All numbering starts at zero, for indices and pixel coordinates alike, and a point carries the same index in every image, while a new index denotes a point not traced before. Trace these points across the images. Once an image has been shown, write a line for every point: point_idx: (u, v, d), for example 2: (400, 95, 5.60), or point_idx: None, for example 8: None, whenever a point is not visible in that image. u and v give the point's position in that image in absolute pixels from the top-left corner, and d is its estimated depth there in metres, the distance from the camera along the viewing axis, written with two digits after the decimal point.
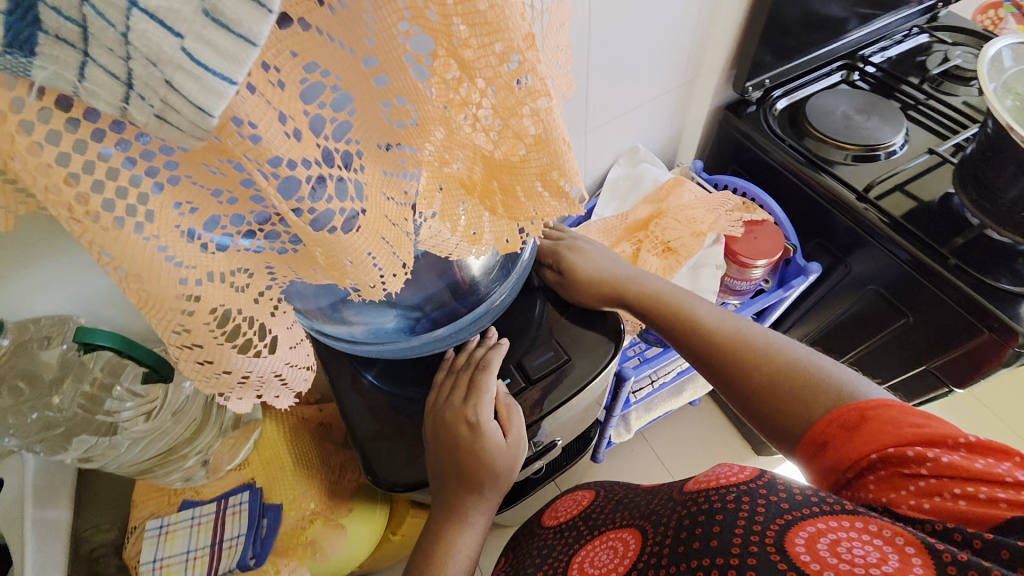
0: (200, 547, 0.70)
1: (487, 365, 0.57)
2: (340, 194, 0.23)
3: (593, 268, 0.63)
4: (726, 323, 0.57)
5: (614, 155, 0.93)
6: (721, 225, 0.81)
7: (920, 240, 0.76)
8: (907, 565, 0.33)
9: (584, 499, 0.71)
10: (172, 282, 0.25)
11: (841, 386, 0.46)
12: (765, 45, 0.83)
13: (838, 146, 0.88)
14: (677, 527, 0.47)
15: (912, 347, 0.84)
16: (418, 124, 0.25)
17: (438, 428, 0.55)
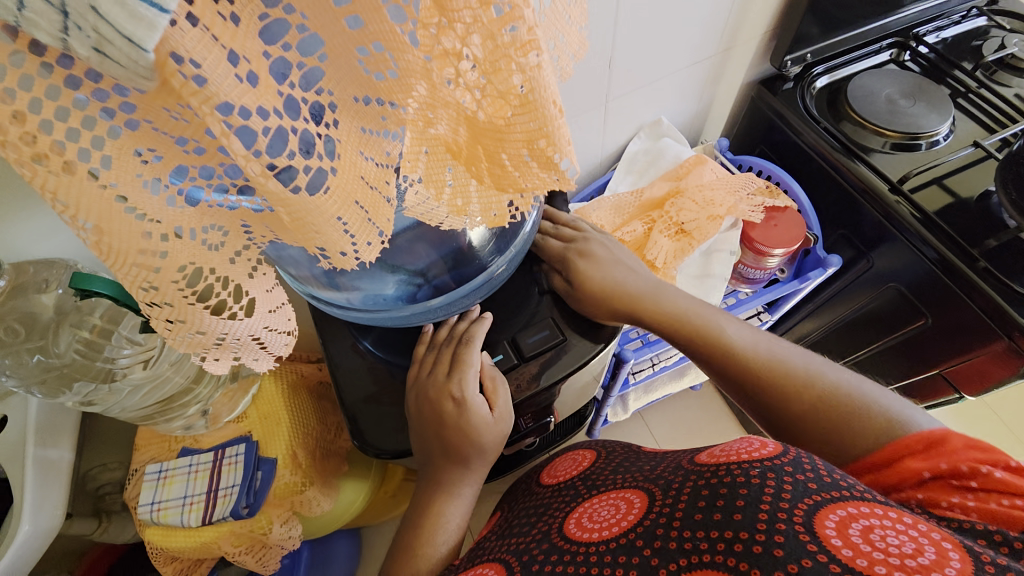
0: (196, 493, 0.72)
1: (470, 339, 0.56)
2: (305, 150, 0.21)
3: (606, 279, 0.59)
4: (760, 346, 0.56)
5: (635, 127, 0.88)
6: (740, 210, 0.76)
7: (951, 237, 0.71)
8: (944, 559, 0.32)
9: (585, 461, 0.69)
10: (137, 235, 0.24)
11: (886, 414, 0.47)
12: (810, 16, 0.77)
13: (877, 131, 0.82)
14: (692, 494, 0.44)
15: (927, 349, 0.81)
16: (399, 75, 0.22)
17: (422, 403, 0.54)
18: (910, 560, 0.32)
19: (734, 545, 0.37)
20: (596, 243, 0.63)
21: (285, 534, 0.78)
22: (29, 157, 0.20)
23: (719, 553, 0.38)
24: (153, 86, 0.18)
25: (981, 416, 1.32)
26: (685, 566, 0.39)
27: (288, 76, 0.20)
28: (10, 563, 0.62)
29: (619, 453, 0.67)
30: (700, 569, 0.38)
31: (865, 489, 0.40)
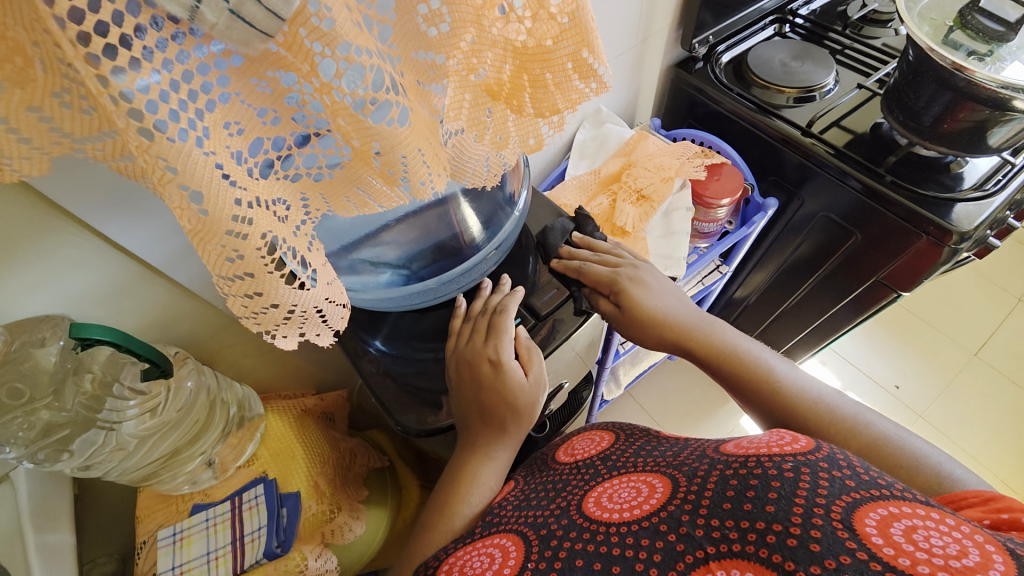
0: (220, 546, 0.69)
1: (504, 309, 0.61)
2: (393, 88, 0.26)
3: (650, 304, 0.66)
4: (809, 387, 0.56)
5: (578, 118, 0.97)
6: (686, 170, 0.85)
7: (859, 163, 0.84)
8: (989, 561, 0.31)
9: (604, 439, 0.63)
10: (227, 204, 0.26)
11: (938, 468, 0.45)
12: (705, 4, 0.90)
13: (779, 90, 0.96)
14: (720, 482, 0.44)
15: (861, 264, 0.93)
16: (450, 28, 0.28)
17: (462, 367, 0.60)
18: (955, 562, 0.31)
19: (767, 536, 0.37)
20: (650, 278, 0.68)
21: (322, 569, 0.74)
22: (146, 129, 0.22)
23: (751, 544, 0.38)
24: (265, 48, 0.23)
25: (918, 328, 1.50)
26: (714, 552, 0.39)
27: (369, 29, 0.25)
28: None
29: (640, 434, 0.62)
30: (732, 558, 0.38)
31: (905, 488, 0.38)
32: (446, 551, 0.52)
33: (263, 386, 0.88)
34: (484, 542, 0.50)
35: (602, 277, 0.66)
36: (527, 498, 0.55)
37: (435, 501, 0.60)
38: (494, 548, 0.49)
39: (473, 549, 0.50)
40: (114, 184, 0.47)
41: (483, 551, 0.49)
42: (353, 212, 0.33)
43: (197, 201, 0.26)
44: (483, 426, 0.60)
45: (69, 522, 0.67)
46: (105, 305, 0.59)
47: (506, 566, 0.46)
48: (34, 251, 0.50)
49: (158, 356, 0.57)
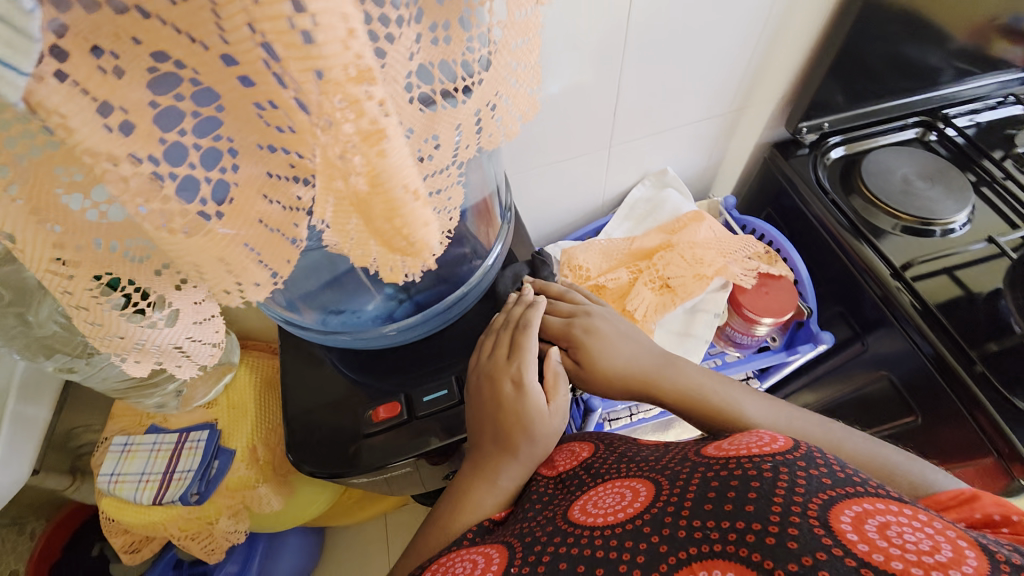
0: (154, 471, 0.74)
1: (527, 326, 0.55)
2: (187, 194, 0.22)
3: (611, 359, 0.55)
4: (775, 415, 0.50)
5: (639, 174, 0.89)
6: (730, 272, 0.74)
7: (948, 334, 0.68)
8: (962, 557, 0.30)
9: (583, 451, 0.55)
10: (49, 243, 0.25)
11: (912, 477, 0.44)
12: (834, 75, 0.76)
13: (888, 212, 0.79)
14: (700, 483, 0.41)
15: (912, 448, 0.76)
16: (297, 131, 0.22)
17: (482, 386, 0.52)
18: (928, 557, 0.30)
19: (746, 536, 0.35)
20: (605, 319, 0.59)
21: (231, 528, 0.78)
22: None
23: (730, 542, 0.36)
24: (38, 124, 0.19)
25: None
26: (695, 553, 0.37)
27: (179, 124, 0.20)
28: None
29: (616, 442, 0.55)
30: (711, 558, 0.36)
31: (881, 485, 0.37)
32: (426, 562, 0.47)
33: (250, 336, 0.92)
34: (469, 549, 0.45)
35: (554, 329, 0.58)
36: (517, 514, 0.49)
37: (427, 528, 0.51)
38: (479, 556, 0.44)
39: (455, 558, 0.44)
40: None
41: (466, 557, 0.44)
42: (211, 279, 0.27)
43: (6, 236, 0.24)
44: (497, 452, 0.52)
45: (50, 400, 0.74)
46: None
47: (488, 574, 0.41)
48: None
49: None
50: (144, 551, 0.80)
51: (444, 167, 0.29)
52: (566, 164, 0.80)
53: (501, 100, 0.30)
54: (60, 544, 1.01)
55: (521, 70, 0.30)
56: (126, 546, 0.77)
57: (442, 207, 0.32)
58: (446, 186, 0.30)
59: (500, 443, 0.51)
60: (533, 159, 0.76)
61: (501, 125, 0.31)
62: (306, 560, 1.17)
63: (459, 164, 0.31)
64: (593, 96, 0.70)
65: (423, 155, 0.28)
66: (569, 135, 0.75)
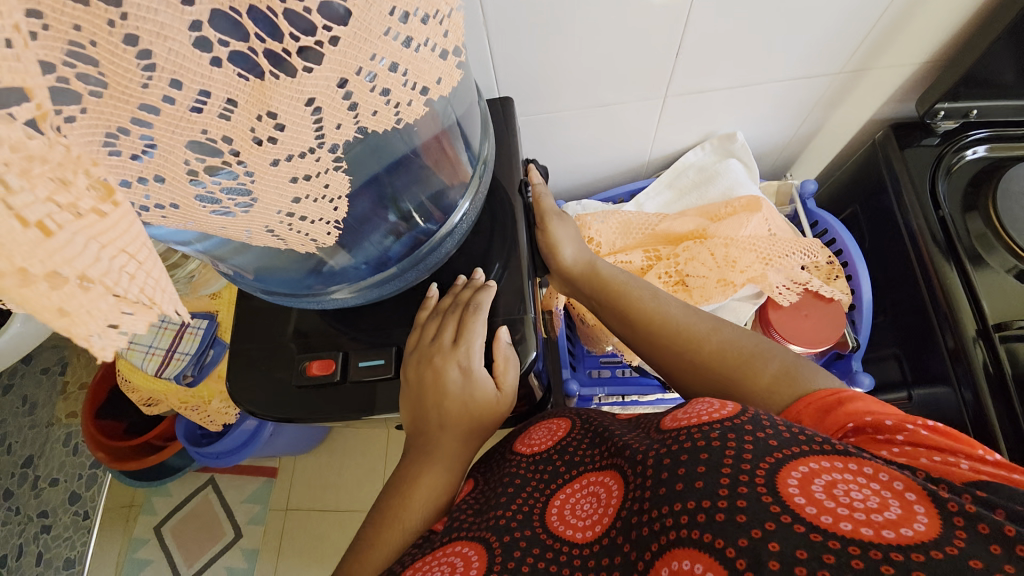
0: (159, 346, 0.79)
1: (478, 309, 0.49)
2: None
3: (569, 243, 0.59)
4: (687, 310, 0.52)
5: (702, 135, 0.73)
6: (767, 282, 0.61)
7: (1014, 416, 0.54)
8: (912, 513, 0.26)
9: (561, 428, 0.49)
10: None
11: (782, 368, 0.44)
12: (1015, 44, 0.53)
13: (1013, 250, 0.60)
14: (654, 458, 0.36)
15: None
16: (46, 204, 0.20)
17: (422, 368, 0.49)
18: (878, 516, 0.27)
19: (697, 515, 0.30)
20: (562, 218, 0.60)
21: (223, 409, 0.86)
22: None
23: (682, 524, 0.31)
24: None
25: None
26: (657, 549, 0.31)
27: None
28: None
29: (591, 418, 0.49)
30: (670, 550, 0.31)
31: (826, 438, 0.33)
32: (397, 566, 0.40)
33: None
34: (443, 550, 0.39)
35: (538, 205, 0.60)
36: (485, 499, 0.44)
37: (377, 516, 0.48)
38: (455, 558, 0.38)
39: (430, 563, 0.39)
40: None
41: (441, 562, 0.38)
42: None
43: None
44: (445, 435, 0.49)
45: None
46: None
47: None
48: None
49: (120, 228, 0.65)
50: (159, 407, 0.90)
51: (274, 153, 0.22)
52: (610, 110, 0.66)
53: (381, 66, 0.21)
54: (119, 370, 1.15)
55: (417, 23, 0.21)
56: (143, 399, 0.87)
57: (305, 195, 0.25)
58: (299, 172, 0.23)
59: (447, 428, 0.49)
60: (566, 97, 0.64)
61: (393, 104, 0.22)
62: (310, 436, 1.31)
63: (332, 147, 0.23)
64: (653, 31, 0.54)
65: (218, 140, 0.20)
66: (614, 77, 0.61)
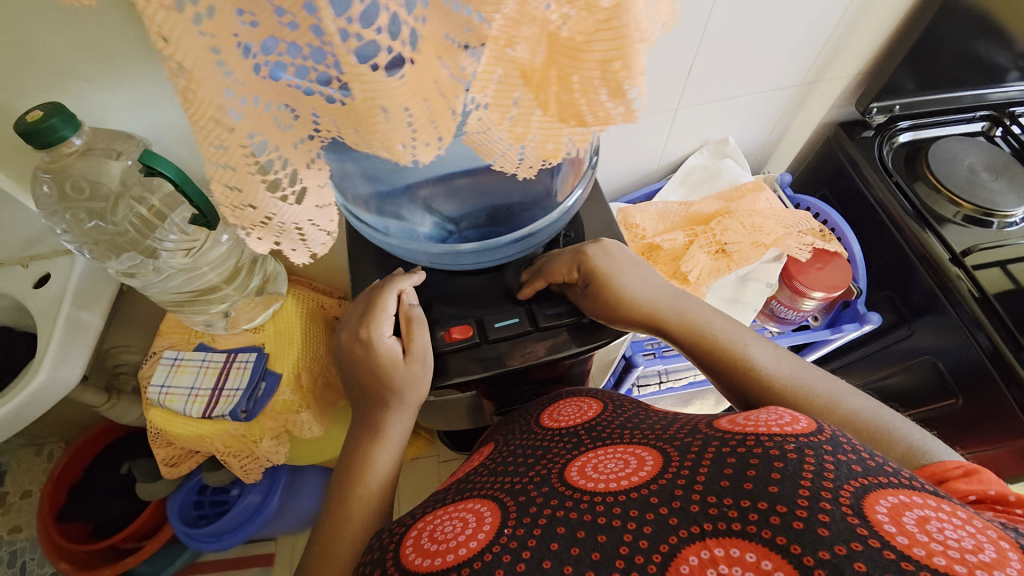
0: (203, 387, 0.76)
1: (385, 285, 0.56)
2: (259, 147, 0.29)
3: (630, 285, 0.57)
4: (780, 362, 0.53)
5: (699, 141, 0.88)
6: (787, 244, 0.73)
7: (1003, 323, 0.67)
8: (1006, 559, 0.28)
9: (590, 413, 0.57)
10: (209, 107, 0.26)
11: (911, 441, 0.44)
12: (915, 54, 0.74)
13: (952, 200, 0.79)
14: (714, 458, 0.38)
15: (950, 432, 0.78)
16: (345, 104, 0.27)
17: (342, 344, 0.56)
18: (972, 557, 0.28)
19: (770, 517, 0.32)
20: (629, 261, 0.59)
21: (272, 450, 0.81)
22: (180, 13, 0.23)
23: (750, 522, 0.33)
24: None
25: None
26: (709, 530, 0.33)
27: None
28: (21, 403, 0.69)
29: (628, 408, 0.56)
30: (729, 536, 0.33)
31: (913, 477, 0.34)
32: (412, 518, 0.46)
33: (299, 270, 0.93)
34: (456, 508, 0.46)
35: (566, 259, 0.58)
36: (503, 464, 0.51)
37: (334, 491, 0.54)
38: (468, 514, 0.43)
39: (442, 515, 0.45)
40: None
41: (455, 516, 0.44)
42: (262, 226, 0.33)
43: (184, 79, 0.24)
44: (370, 403, 0.56)
45: (104, 308, 0.79)
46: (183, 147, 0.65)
47: (476, 532, 0.40)
48: (146, 75, 0.56)
49: (205, 205, 0.63)
50: (182, 465, 0.85)
51: None
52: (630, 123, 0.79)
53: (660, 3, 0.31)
54: (82, 464, 1.14)
55: None
56: (168, 458, 0.83)
57: None
58: None
59: (367, 395, 0.55)
60: None
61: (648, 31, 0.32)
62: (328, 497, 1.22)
63: None
64: (673, 57, 0.69)
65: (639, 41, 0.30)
66: None
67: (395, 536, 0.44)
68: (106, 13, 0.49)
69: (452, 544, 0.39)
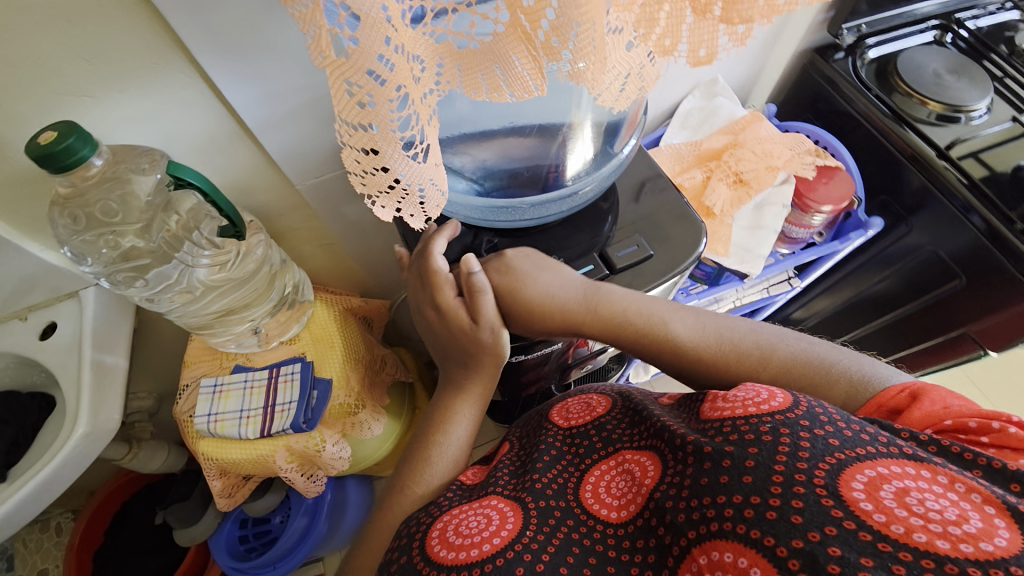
0: (253, 407, 0.74)
1: (429, 246, 0.55)
2: (404, 101, 0.30)
3: (542, 291, 0.54)
4: (707, 330, 0.52)
5: (690, 85, 0.87)
6: (795, 164, 0.80)
7: (992, 201, 0.75)
8: (992, 527, 0.27)
9: (600, 405, 0.53)
10: (369, 55, 0.27)
11: (850, 372, 0.45)
12: None
13: (922, 101, 0.85)
14: (696, 451, 0.38)
15: (957, 312, 0.85)
16: (479, 48, 0.31)
17: (420, 309, 0.59)
18: (954, 529, 0.28)
19: (744, 510, 0.33)
20: (531, 261, 0.56)
21: (335, 456, 0.80)
22: None
23: (727, 518, 0.33)
24: None
25: None
26: (698, 537, 0.34)
27: None
28: (63, 461, 0.63)
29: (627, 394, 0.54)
30: (712, 539, 0.33)
31: (892, 440, 0.34)
32: (439, 509, 0.46)
33: (317, 277, 0.90)
34: (479, 503, 0.45)
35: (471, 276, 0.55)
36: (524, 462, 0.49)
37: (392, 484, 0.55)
38: (491, 510, 0.43)
39: (467, 510, 0.44)
40: (235, 26, 0.46)
41: (479, 512, 0.44)
42: (382, 188, 0.33)
43: (352, 31, 0.27)
44: (458, 369, 0.58)
45: (124, 349, 0.74)
46: (197, 157, 0.61)
47: (496, 535, 0.41)
48: (156, 82, 0.51)
49: (236, 215, 0.59)
50: (238, 495, 0.83)
51: None
52: None
53: None
54: (100, 529, 1.05)
55: None
56: (224, 490, 0.80)
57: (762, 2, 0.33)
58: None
59: (449, 361, 0.59)
60: None
61: None
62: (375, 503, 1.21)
63: None
64: None
65: None
66: None
67: (422, 526, 0.45)
68: (113, 14, 0.45)
69: (478, 538, 0.40)
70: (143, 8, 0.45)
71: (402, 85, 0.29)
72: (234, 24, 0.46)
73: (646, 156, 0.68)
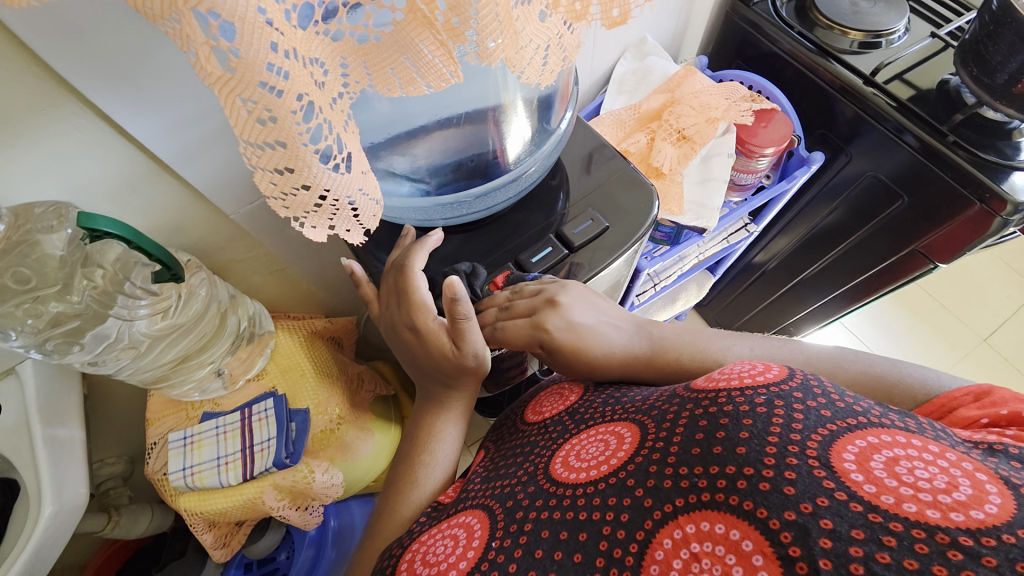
0: (230, 452, 0.70)
1: (406, 262, 0.53)
2: (309, 110, 0.28)
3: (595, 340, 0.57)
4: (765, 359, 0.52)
5: (621, 48, 0.88)
6: (733, 113, 0.80)
7: (923, 119, 0.78)
8: (983, 494, 0.27)
9: (571, 394, 0.57)
10: (258, 66, 0.25)
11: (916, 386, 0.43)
12: None
13: (843, 32, 0.86)
14: (688, 423, 0.39)
15: (903, 230, 0.88)
16: (381, 40, 0.29)
17: (392, 329, 0.57)
18: (946, 498, 0.27)
19: (737, 482, 0.33)
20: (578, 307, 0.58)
21: (326, 484, 0.77)
22: None
23: (720, 490, 0.33)
24: None
25: (930, 308, 1.48)
26: (682, 506, 0.34)
27: None
28: (34, 552, 0.58)
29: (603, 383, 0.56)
30: (700, 510, 0.33)
31: (884, 413, 0.34)
32: (410, 537, 0.46)
33: (275, 306, 0.85)
34: (448, 524, 0.45)
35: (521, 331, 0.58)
36: (499, 468, 0.51)
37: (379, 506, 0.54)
38: (459, 529, 0.44)
39: (437, 533, 0.45)
40: (122, 52, 0.42)
41: (447, 534, 0.44)
42: (309, 207, 0.32)
43: (230, 39, 0.24)
44: (445, 388, 0.57)
45: (78, 419, 0.69)
46: (114, 204, 0.56)
47: (468, 550, 0.41)
48: (47, 130, 0.46)
49: (169, 257, 0.55)
50: (232, 543, 0.80)
51: None
52: None
53: None
54: None
55: None
56: (217, 541, 0.77)
57: None
58: None
59: (426, 375, 0.57)
60: None
61: None
62: None
63: None
64: None
65: None
66: None
67: (392, 558, 0.45)
68: None
69: (445, 565, 0.40)
70: (10, 50, 0.40)
71: (303, 93, 0.27)
72: (119, 51, 0.42)
73: (586, 127, 0.67)
